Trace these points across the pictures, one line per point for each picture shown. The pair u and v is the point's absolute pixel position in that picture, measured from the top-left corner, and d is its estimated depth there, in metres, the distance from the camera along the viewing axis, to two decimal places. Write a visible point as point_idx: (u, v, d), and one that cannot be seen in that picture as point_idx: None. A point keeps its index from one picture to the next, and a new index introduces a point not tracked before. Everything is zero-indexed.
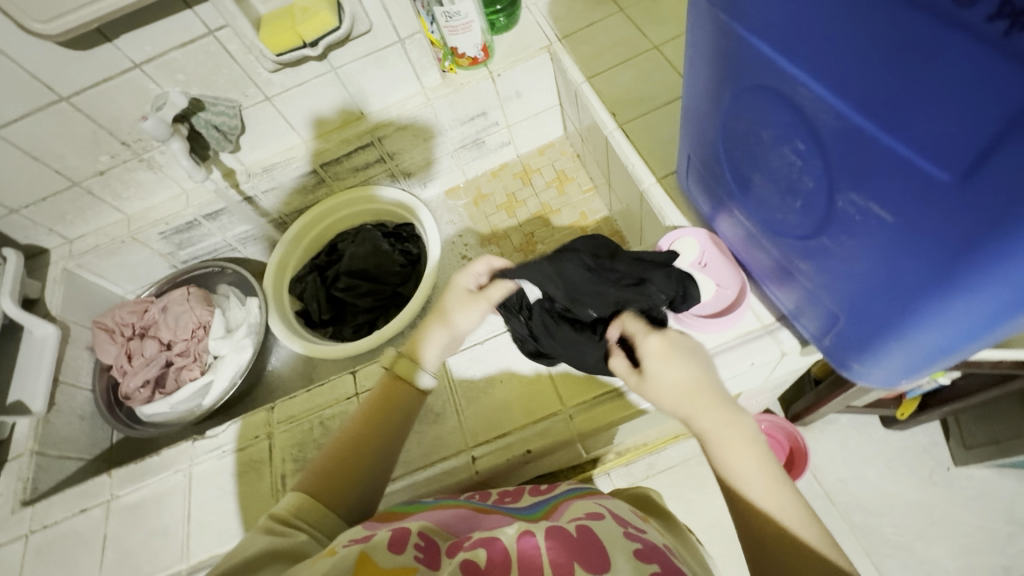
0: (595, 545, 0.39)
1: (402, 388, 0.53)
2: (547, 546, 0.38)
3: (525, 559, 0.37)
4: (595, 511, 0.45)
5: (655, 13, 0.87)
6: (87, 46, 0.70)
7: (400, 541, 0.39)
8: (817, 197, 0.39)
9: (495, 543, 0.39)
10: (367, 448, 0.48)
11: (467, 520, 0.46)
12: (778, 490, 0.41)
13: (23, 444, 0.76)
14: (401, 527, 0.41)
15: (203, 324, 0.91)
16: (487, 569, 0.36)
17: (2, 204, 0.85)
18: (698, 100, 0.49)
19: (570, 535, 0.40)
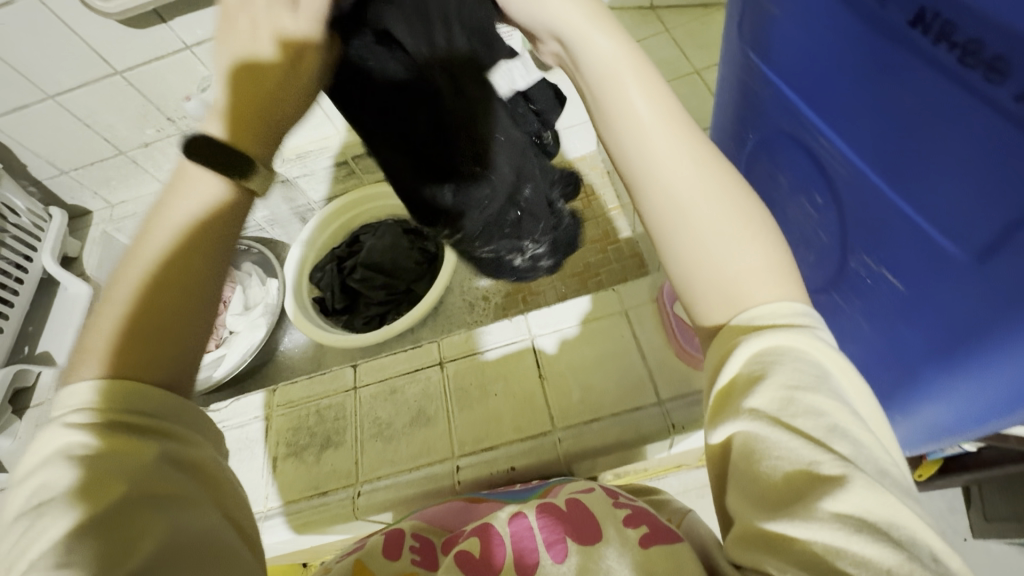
0: (588, 519, 0.40)
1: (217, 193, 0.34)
2: (540, 526, 0.40)
3: (519, 541, 0.39)
4: (587, 486, 0.47)
5: (700, 37, 0.85)
6: (146, 27, 0.74)
7: (394, 547, 0.41)
8: (828, 250, 0.38)
9: (490, 530, 0.41)
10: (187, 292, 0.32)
11: (460, 513, 0.50)
12: (754, 239, 0.32)
13: (45, 393, 0.80)
14: (394, 531, 0.44)
15: (223, 300, 0.97)
16: (480, 561, 0.38)
17: (54, 165, 0.90)
18: (723, 140, 0.48)
19: (561, 510, 0.42)
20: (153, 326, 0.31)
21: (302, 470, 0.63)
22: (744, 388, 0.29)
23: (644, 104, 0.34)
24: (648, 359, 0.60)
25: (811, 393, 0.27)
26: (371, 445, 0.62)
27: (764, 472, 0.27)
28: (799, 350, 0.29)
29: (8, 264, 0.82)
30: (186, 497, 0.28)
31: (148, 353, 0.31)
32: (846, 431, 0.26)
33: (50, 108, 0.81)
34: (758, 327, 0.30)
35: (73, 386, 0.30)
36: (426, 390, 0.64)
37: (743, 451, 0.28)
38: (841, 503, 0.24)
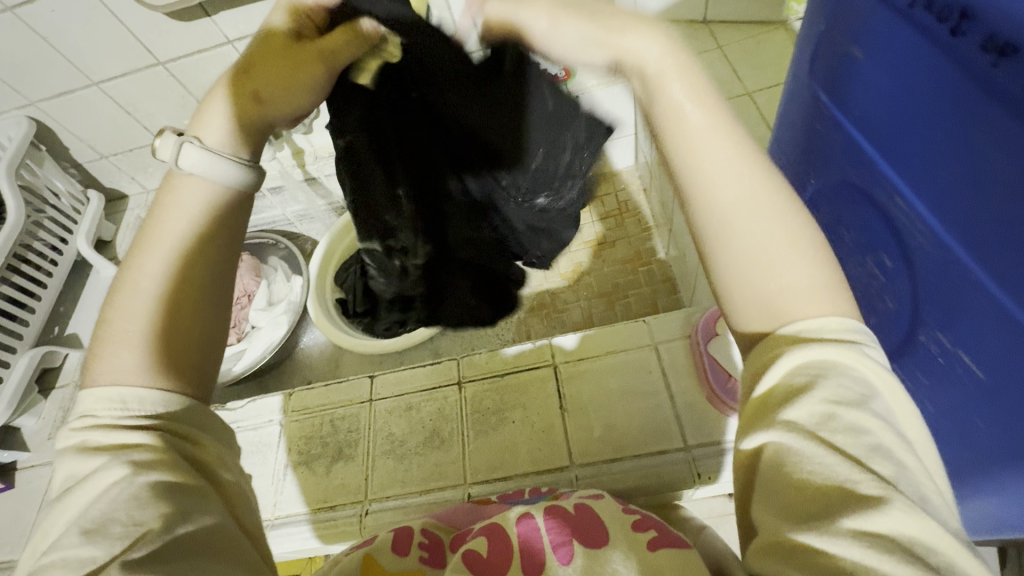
0: (593, 521, 0.40)
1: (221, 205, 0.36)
2: (547, 527, 0.40)
3: (525, 543, 0.39)
4: (596, 492, 0.46)
5: (756, 56, 0.81)
6: (190, 19, 0.73)
7: (403, 542, 0.43)
8: (897, 320, 0.34)
9: (498, 530, 0.40)
10: (187, 288, 0.33)
11: (470, 513, 0.50)
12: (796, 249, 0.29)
13: (71, 375, 0.81)
14: (403, 529, 0.45)
15: (248, 293, 0.96)
16: (488, 560, 0.38)
17: (95, 149, 0.92)
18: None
19: (568, 513, 0.41)
20: (175, 332, 0.32)
21: (312, 481, 0.62)
22: (781, 398, 0.26)
23: (689, 99, 0.32)
24: (676, 401, 0.57)
25: (854, 412, 0.25)
26: (383, 462, 0.61)
27: (798, 484, 0.24)
28: (848, 366, 0.26)
29: (44, 246, 0.83)
30: (197, 490, 0.28)
31: (169, 355, 0.32)
32: (890, 452, 0.24)
33: (93, 94, 0.82)
34: (805, 340, 0.27)
35: (93, 392, 0.31)
36: (442, 410, 0.62)
37: (773, 465, 0.25)
38: (869, 522, 0.21)
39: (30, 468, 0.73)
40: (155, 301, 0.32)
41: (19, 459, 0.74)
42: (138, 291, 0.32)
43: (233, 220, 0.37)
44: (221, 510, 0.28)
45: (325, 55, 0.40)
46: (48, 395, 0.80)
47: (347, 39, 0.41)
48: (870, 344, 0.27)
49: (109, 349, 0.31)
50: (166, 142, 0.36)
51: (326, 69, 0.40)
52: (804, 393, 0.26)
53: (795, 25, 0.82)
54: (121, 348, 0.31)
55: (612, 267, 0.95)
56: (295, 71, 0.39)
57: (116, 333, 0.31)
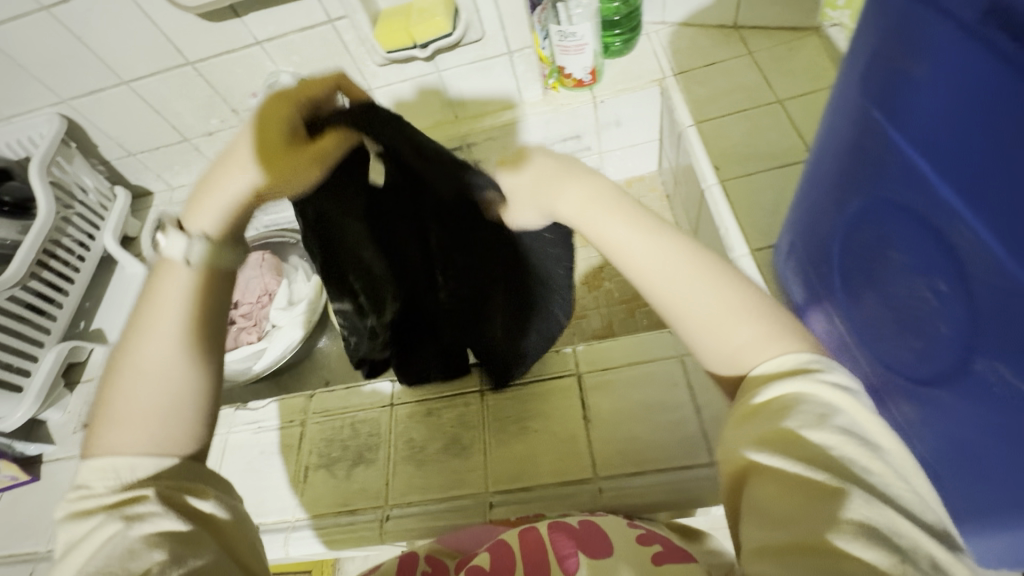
0: (598, 535, 0.42)
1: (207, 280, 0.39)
2: (552, 538, 0.41)
3: (527, 548, 0.41)
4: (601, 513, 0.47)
5: (788, 63, 0.79)
6: (221, 21, 0.74)
7: (407, 567, 0.45)
8: (949, 346, 0.33)
9: (503, 545, 0.42)
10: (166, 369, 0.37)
11: (479, 535, 0.50)
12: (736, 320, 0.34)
13: (96, 369, 0.83)
14: (410, 554, 0.47)
15: (268, 292, 0.96)
16: (490, 570, 0.40)
17: (123, 147, 0.93)
18: (818, 196, 0.45)
19: (573, 527, 0.43)
20: (161, 406, 0.36)
21: (332, 484, 0.62)
22: (770, 414, 0.30)
23: (589, 201, 0.39)
24: (702, 416, 0.56)
25: (815, 431, 0.29)
26: (403, 468, 0.60)
27: (780, 493, 0.28)
28: (812, 395, 0.30)
29: (72, 242, 0.84)
30: (190, 538, 0.32)
31: (162, 423, 0.36)
32: (852, 458, 0.28)
33: (123, 92, 0.83)
34: (769, 378, 0.32)
35: (89, 462, 0.35)
36: (464, 417, 0.62)
37: (763, 478, 0.29)
38: (854, 512, 0.25)
39: (54, 461, 0.74)
40: (148, 377, 0.36)
41: (45, 452, 0.75)
42: (134, 372, 0.36)
43: (218, 295, 0.40)
44: (216, 549, 0.32)
45: (320, 156, 0.41)
46: (74, 389, 0.81)
47: (339, 140, 0.42)
48: (826, 369, 0.31)
49: (108, 426, 0.36)
50: (167, 236, 0.39)
51: (320, 169, 0.41)
52: (776, 419, 0.30)
53: (828, 32, 0.80)
54: (113, 427, 0.36)
55: None
56: (290, 175, 0.41)
57: (111, 410, 0.36)
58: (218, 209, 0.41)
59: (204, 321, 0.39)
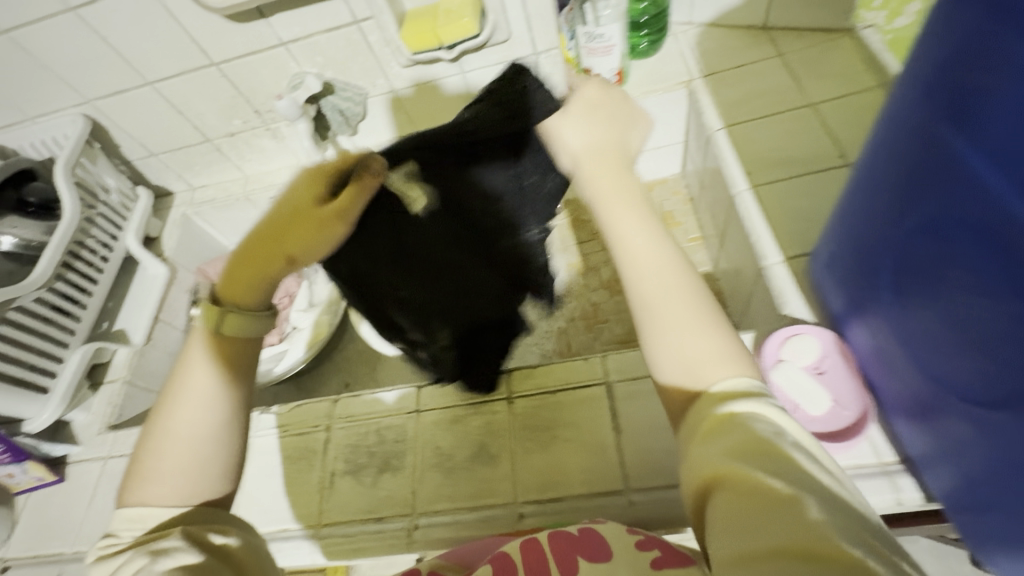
0: (595, 542, 0.41)
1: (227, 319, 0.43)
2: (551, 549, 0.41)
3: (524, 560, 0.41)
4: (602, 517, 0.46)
5: (821, 65, 0.77)
6: (246, 22, 0.73)
7: None
8: (1012, 368, 0.32)
9: (504, 558, 0.42)
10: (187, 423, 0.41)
11: (483, 549, 0.49)
12: (707, 329, 0.39)
13: (120, 370, 0.83)
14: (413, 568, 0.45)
15: (289, 294, 0.96)
16: None
17: (145, 147, 0.93)
18: (869, 206, 0.44)
19: (571, 535, 0.43)
20: (184, 462, 0.40)
21: (358, 491, 0.61)
22: (725, 441, 0.33)
23: (590, 161, 0.44)
24: None
25: (767, 446, 0.32)
26: (430, 476, 0.60)
27: (730, 507, 0.30)
28: (759, 416, 0.34)
29: (96, 243, 0.84)
30: (203, 569, 0.35)
31: (187, 478, 0.40)
32: (795, 471, 0.30)
33: (147, 93, 0.83)
34: (725, 400, 0.36)
35: (123, 511, 0.40)
36: (491, 425, 0.61)
37: (729, 501, 0.31)
38: (813, 512, 0.28)
39: (79, 462, 0.74)
40: (176, 437, 0.41)
41: (69, 453, 0.75)
42: (164, 434, 0.41)
43: (242, 356, 0.44)
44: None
45: (342, 214, 0.43)
46: (98, 390, 0.82)
47: (356, 191, 0.43)
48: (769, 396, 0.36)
49: (142, 483, 0.40)
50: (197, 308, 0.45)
51: (343, 225, 0.43)
52: (738, 440, 0.32)
53: (862, 33, 0.78)
54: (145, 479, 0.40)
55: None
56: (318, 236, 0.43)
57: (144, 467, 0.40)
58: (248, 267, 0.44)
59: (229, 389, 0.43)
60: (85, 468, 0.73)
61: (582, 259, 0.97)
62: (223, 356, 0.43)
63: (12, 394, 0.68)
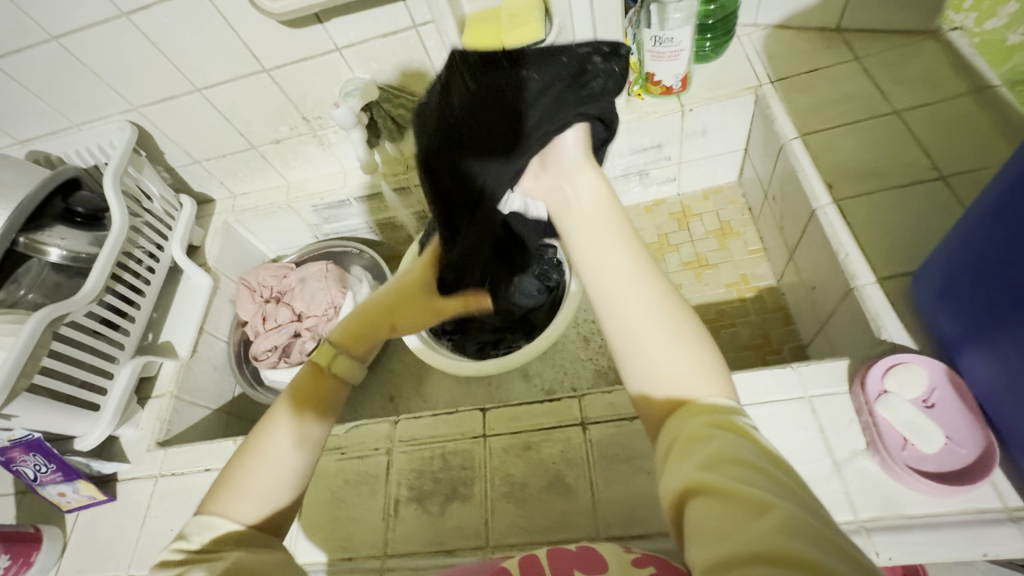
0: (593, 556, 0.40)
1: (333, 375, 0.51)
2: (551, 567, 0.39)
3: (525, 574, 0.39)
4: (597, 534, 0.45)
5: (903, 70, 0.73)
6: (302, 27, 0.70)
7: None
8: None
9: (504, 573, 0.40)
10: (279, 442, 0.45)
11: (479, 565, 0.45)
12: (695, 347, 0.38)
13: (166, 385, 0.82)
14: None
15: (335, 306, 0.92)
16: None
17: (189, 154, 0.91)
18: (986, 240, 0.45)
19: (570, 551, 0.41)
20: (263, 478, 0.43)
21: (425, 521, 0.58)
22: (694, 448, 0.33)
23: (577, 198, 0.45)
24: (840, 465, 0.51)
25: (733, 452, 0.32)
26: (503, 506, 0.57)
27: (713, 515, 0.30)
28: (724, 422, 0.34)
29: (142, 253, 0.82)
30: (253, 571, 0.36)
31: (262, 494, 0.43)
32: (757, 475, 0.31)
33: (196, 100, 0.81)
34: (693, 411, 0.36)
35: (199, 518, 0.41)
36: (566, 453, 0.58)
37: (700, 508, 0.31)
38: (772, 518, 0.28)
39: (129, 480, 0.73)
40: (274, 452, 0.44)
41: (119, 471, 0.73)
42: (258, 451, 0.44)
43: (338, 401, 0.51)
44: None
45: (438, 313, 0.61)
46: (146, 405, 0.80)
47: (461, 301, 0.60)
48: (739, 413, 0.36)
49: (227, 494, 0.42)
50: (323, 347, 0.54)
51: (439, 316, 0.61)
52: (704, 444, 0.33)
53: (948, 36, 0.74)
54: (230, 486, 0.43)
55: (715, 292, 0.88)
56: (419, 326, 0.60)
57: (230, 484, 0.43)
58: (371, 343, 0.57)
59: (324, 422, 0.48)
60: (136, 486, 0.72)
61: None
62: (321, 385, 0.50)
63: (65, 411, 0.67)
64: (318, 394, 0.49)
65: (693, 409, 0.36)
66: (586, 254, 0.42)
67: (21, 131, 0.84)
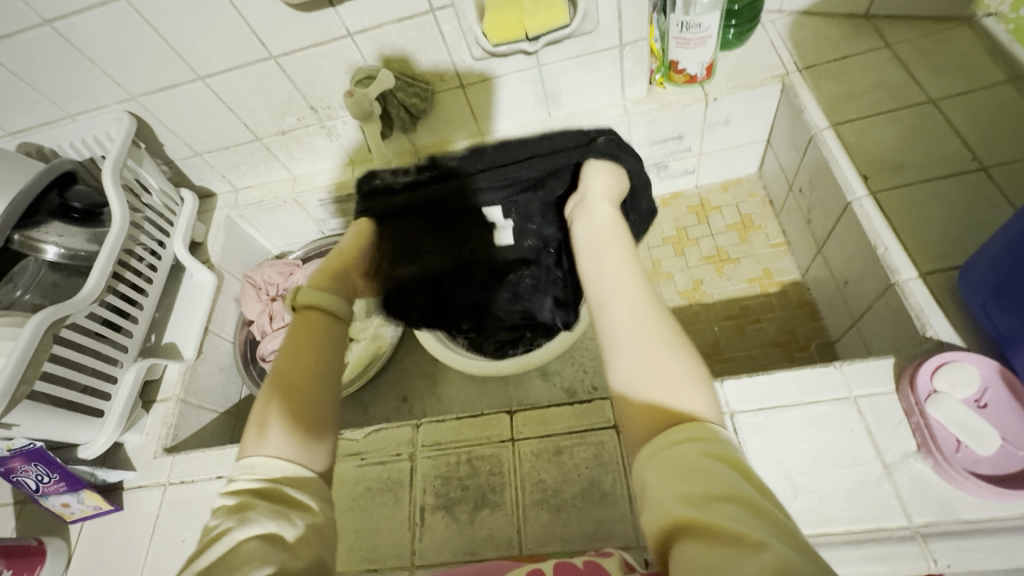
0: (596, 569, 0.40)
1: (317, 317, 0.51)
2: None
3: None
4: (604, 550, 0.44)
5: (935, 58, 0.71)
6: (313, 11, 0.67)
7: None
8: None
9: None
10: (300, 373, 0.45)
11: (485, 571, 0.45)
12: (674, 350, 0.39)
13: (171, 389, 0.78)
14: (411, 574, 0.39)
15: None
16: None
17: (190, 146, 0.87)
18: None
19: (575, 566, 0.41)
20: (290, 406, 0.43)
21: (453, 530, 0.56)
22: (681, 482, 0.32)
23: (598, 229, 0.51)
24: (890, 469, 0.49)
25: (720, 486, 0.31)
26: (536, 514, 0.55)
27: (707, 553, 0.28)
28: (709, 451, 0.33)
29: (143, 250, 0.78)
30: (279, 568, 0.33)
31: (294, 421, 0.42)
32: (744, 513, 0.30)
33: (198, 89, 0.77)
34: (677, 438, 0.35)
35: (242, 457, 0.41)
36: (599, 457, 0.56)
37: (690, 550, 0.29)
38: (766, 559, 0.27)
39: (137, 488, 0.69)
40: (295, 383, 0.44)
41: (125, 479, 0.70)
42: (279, 385, 0.44)
43: (336, 330, 0.51)
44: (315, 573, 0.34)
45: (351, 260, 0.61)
46: (150, 410, 0.77)
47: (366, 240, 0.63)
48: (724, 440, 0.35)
49: (257, 431, 0.42)
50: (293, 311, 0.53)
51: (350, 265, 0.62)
52: (693, 480, 0.32)
53: (983, 22, 0.72)
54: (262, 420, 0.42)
55: (738, 287, 0.86)
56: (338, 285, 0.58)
57: (259, 417, 0.43)
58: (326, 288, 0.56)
59: (330, 343, 0.49)
60: (144, 495, 0.68)
61: (653, 265, 0.91)
62: (310, 321, 0.50)
63: (67, 418, 0.63)
64: (308, 330, 0.49)
65: (672, 431, 0.35)
66: (595, 270, 0.47)
67: (12, 123, 0.80)
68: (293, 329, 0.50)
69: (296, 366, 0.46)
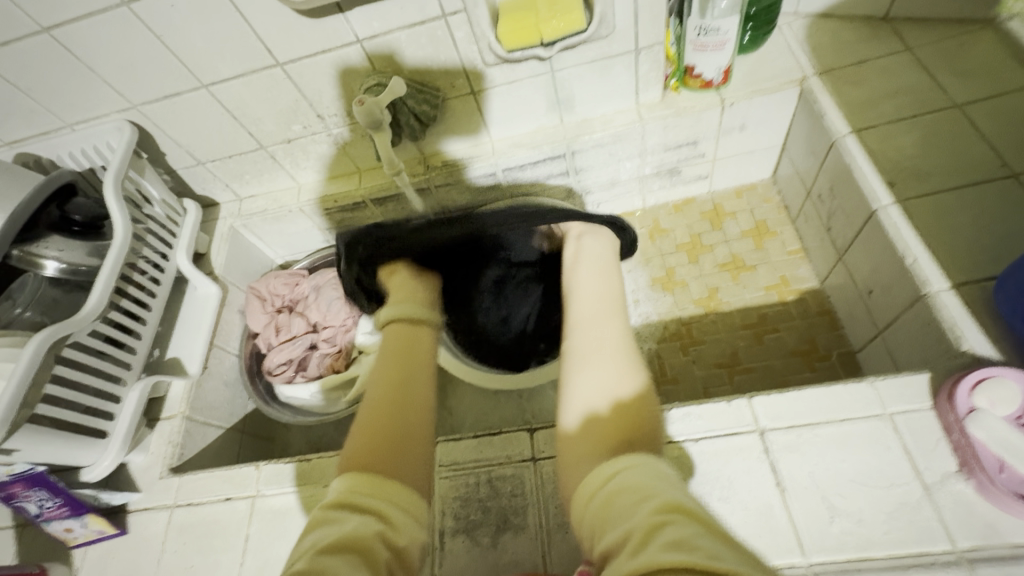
0: None
1: (409, 342, 0.57)
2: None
3: None
4: None
5: (957, 62, 0.70)
6: (322, 17, 0.65)
7: None
8: None
9: None
10: (401, 406, 0.48)
11: None
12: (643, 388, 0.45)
13: (176, 406, 0.76)
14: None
15: (353, 316, 0.87)
16: None
17: (192, 155, 0.85)
18: None
19: None
20: (395, 438, 0.45)
21: (476, 554, 0.54)
22: (631, 514, 0.34)
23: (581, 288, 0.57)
24: (930, 490, 0.47)
25: (645, 498, 0.34)
26: (561, 537, 0.53)
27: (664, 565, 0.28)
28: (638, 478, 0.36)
29: (146, 263, 0.76)
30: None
31: (400, 451, 0.44)
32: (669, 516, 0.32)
33: (202, 98, 0.75)
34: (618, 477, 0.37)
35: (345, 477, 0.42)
36: None
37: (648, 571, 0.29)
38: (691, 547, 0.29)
39: (142, 510, 0.67)
40: (404, 411, 0.48)
41: (130, 501, 0.68)
42: (381, 414, 0.47)
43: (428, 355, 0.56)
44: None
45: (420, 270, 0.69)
46: (154, 428, 0.74)
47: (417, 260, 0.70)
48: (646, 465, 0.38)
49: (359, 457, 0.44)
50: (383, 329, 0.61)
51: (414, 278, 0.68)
52: (639, 506, 0.34)
53: (1006, 25, 0.71)
54: (364, 449, 0.44)
55: (755, 296, 0.84)
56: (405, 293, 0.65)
57: (366, 441, 0.45)
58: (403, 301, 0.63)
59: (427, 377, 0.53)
60: (150, 518, 0.66)
61: (667, 272, 0.89)
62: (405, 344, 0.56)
63: (70, 440, 0.61)
64: (403, 355, 0.54)
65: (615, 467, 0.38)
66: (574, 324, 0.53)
67: (8, 133, 0.78)
68: (393, 342, 0.57)
69: (395, 391, 0.49)
